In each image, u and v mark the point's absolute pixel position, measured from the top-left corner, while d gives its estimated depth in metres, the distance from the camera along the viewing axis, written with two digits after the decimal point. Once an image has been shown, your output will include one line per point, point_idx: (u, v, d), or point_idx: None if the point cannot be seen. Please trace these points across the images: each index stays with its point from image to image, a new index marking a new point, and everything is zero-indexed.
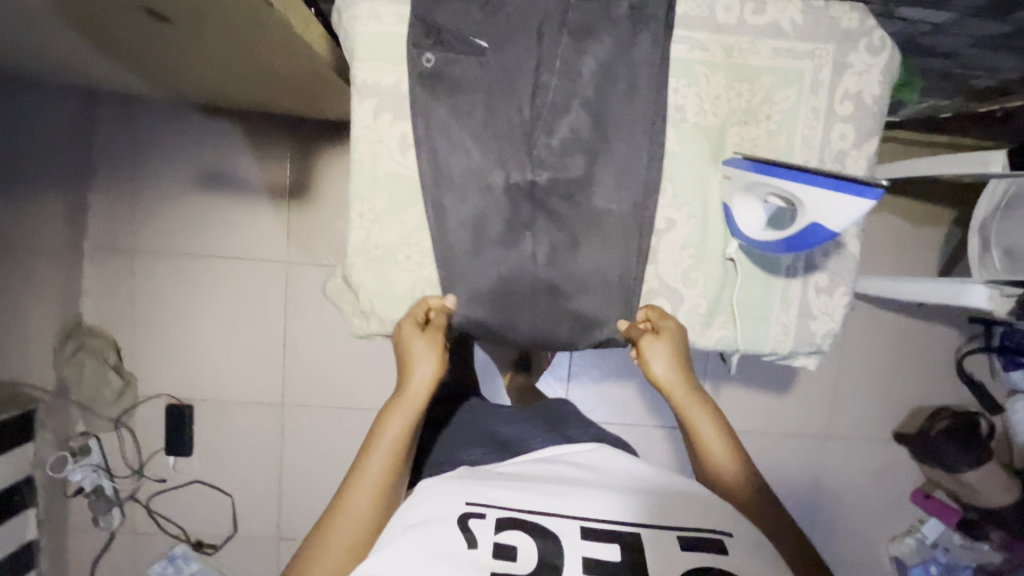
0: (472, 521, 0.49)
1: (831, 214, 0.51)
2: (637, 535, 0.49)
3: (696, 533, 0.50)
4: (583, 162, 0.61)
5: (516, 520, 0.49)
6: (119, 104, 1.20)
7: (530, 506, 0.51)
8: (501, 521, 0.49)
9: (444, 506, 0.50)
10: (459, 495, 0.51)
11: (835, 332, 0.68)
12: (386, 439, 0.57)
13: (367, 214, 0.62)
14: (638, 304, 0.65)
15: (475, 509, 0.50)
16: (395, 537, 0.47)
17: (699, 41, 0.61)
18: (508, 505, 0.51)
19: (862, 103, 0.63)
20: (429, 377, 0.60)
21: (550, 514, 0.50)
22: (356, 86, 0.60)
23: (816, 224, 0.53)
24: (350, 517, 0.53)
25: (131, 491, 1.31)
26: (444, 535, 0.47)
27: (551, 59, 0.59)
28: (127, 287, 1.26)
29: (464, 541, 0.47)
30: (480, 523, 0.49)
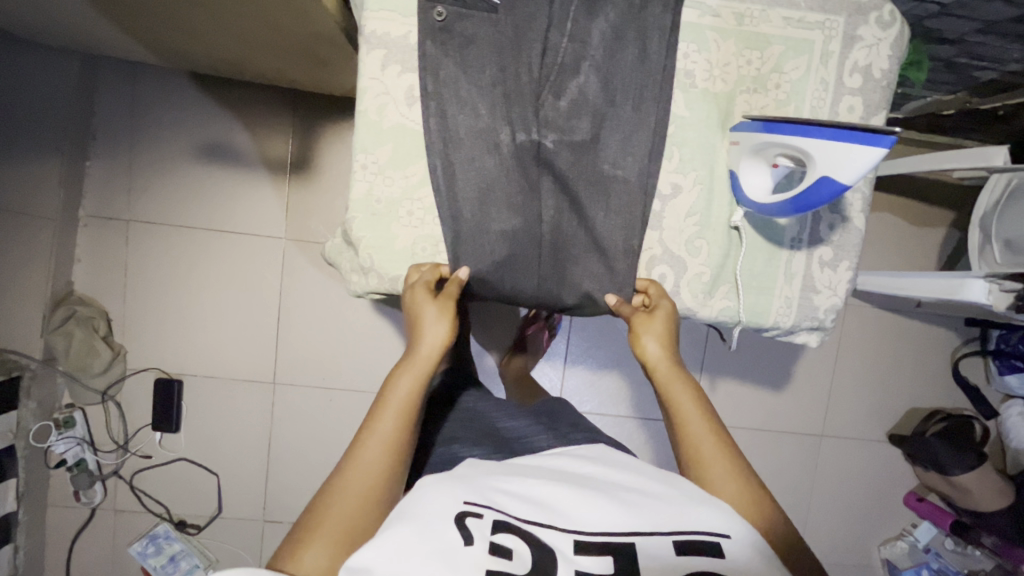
0: (469, 520, 0.45)
1: (840, 165, 0.50)
2: (637, 543, 0.46)
3: (697, 539, 0.47)
4: (590, 125, 0.61)
5: (514, 525, 0.46)
6: (125, 73, 1.22)
7: (529, 513, 0.48)
8: (499, 522, 0.46)
9: (440, 503, 0.47)
10: (458, 494, 0.48)
11: (838, 308, 0.67)
12: (392, 406, 0.54)
13: (371, 167, 0.61)
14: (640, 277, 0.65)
15: (473, 508, 0.47)
16: (388, 530, 0.44)
17: (710, 7, 0.61)
18: (507, 509, 0.47)
19: (871, 76, 0.63)
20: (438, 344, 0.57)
21: (548, 524, 0.47)
22: (364, 37, 0.59)
23: (827, 177, 0.51)
24: (348, 492, 0.49)
25: (114, 467, 1.28)
26: (435, 533, 0.44)
27: (562, 17, 0.59)
28: (120, 257, 1.26)
29: (460, 539, 0.44)
30: (478, 523, 0.45)
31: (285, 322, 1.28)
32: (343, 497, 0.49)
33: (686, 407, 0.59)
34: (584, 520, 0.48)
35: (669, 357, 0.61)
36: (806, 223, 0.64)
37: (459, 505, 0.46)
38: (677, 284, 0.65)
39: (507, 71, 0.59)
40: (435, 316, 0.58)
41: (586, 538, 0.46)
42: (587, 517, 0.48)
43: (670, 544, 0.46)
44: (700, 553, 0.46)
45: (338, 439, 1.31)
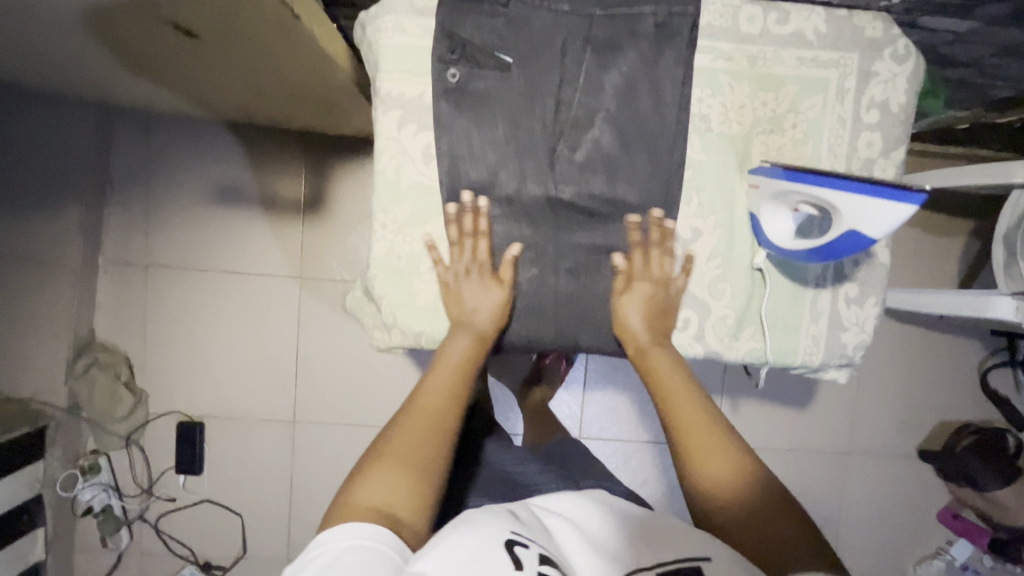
0: (518, 547, 0.46)
1: (869, 222, 0.50)
2: None
3: (681, 567, 0.48)
4: (607, 175, 0.60)
5: (552, 557, 0.47)
6: (140, 122, 1.24)
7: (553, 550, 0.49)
8: (544, 554, 0.47)
9: (486, 531, 0.47)
10: (502, 525, 0.49)
11: (867, 344, 0.66)
12: (446, 368, 0.59)
13: (390, 226, 0.61)
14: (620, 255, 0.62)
15: (519, 538, 0.48)
16: (448, 545, 0.45)
17: (722, 51, 0.61)
18: (542, 544, 0.48)
19: (888, 111, 0.63)
20: (490, 306, 0.60)
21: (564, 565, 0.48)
22: (380, 99, 0.60)
23: (854, 231, 0.51)
24: (409, 432, 0.54)
25: (139, 511, 1.29)
26: (487, 550, 0.45)
27: (575, 69, 0.58)
28: (139, 302, 1.27)
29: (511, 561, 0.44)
30: (525, 551, 0.46)
31: (303, 360, 1.29)
32: (403, 438, 0.54)
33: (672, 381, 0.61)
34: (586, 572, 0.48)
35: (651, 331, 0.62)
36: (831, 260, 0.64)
37: (506, 534, 0.47)
38: (702, 328, 0.64)
39: (522, 127, 0.59)
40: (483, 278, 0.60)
41: None
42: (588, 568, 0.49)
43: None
44: None
45: None
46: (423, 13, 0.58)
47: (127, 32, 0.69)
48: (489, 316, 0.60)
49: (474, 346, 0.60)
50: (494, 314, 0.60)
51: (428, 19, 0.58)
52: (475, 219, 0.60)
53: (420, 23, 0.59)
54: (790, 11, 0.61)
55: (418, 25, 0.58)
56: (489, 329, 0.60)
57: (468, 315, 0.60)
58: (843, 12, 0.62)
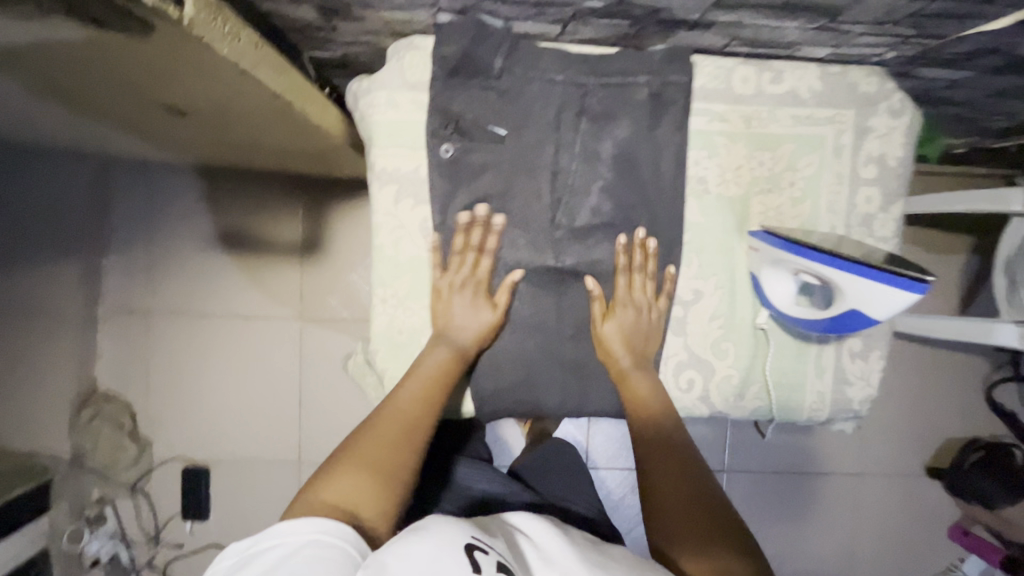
0: (478, 553, 0.42)
1: (872, 304, 0.52)
2: None
3: None
4: (605, 242, 0.60)
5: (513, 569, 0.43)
6: (136, 171, 1.24)
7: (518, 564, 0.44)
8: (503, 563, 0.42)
9: (445, 534, 0.43)
10: (465, 530, 0.45)
11: (872, 397, 0.66)
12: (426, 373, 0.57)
13: (390, 300, 0.61)
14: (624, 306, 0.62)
15: (479, 544, 0.44)
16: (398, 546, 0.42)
17: (717, 113, 0.61)
18: (505, 556, 0.44)
19: (885, 165, 0.62)
20: (474, 319, 0.59)
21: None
22: (376, 174, 0.60)
23: (858, 310, 0.53)
24: (379, 436, 0.52)
25: (147, 559, 1.28)
26: (445, 555, 0.41)
27: (571, 139, 0.58)
28: (141, 349, 1.27)
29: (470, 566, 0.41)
30: (485, 557, 0.42)
31: (306, 402, 1.28)
32: (373, 441, 0.52)
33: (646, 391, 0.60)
34: None
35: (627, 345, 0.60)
36: None
37: (466, 537, 0.44)
38: (706, 388, 0.64)
39: (518, 198, 0.59)
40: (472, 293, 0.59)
41: None
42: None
43: None
44: None
45: None
46: (416, 88, 0.58)
47: (118, 105, 0.69)
48: (473, 330, 0.58)
49: (454, 348, 0.58)
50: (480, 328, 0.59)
51: (421, 94, 0.58)
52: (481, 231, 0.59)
53: (414, 98, 0.59)
54: (784, 70, 0.61)
55: (411, 101, 0.59)
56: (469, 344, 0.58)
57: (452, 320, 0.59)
58: (837, 69, 0.61)
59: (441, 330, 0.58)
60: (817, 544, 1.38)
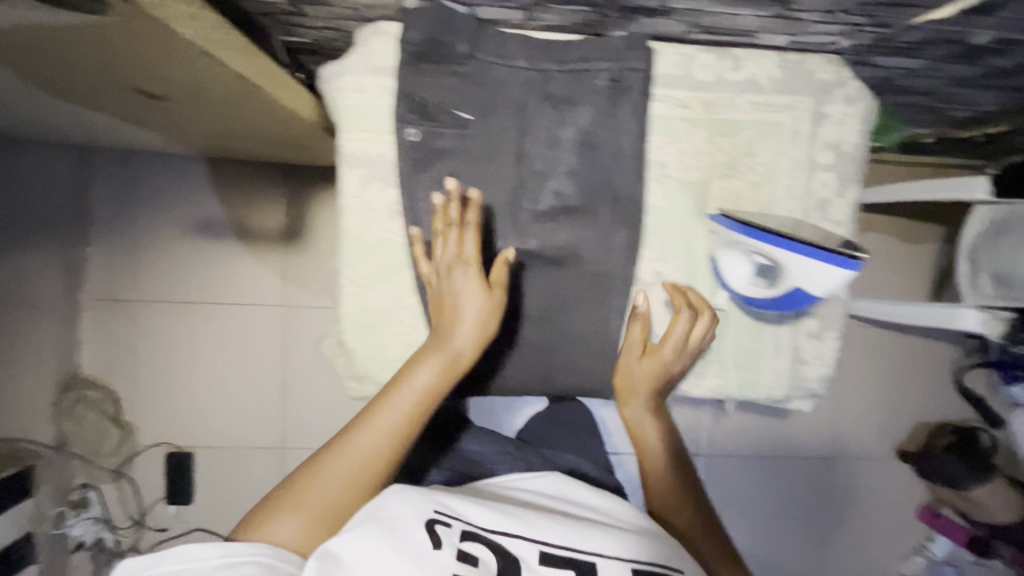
0: (438, 526, 0.51)
1: (814, 282, 0.57)
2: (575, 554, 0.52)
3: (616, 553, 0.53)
4: (568, 225, 0.61)
5: (478, 534, 0.52)
6: (117, 158, 1.24)
7: (495, 523, 0.53)
8: (464, 530, 0.52)
9: (411, 510, 0.52)
10: (426, 503, 0.53)
11: (829, 375, 0.68)
12: (404, 399, 0.58)
13: (359, 282, 0.62)
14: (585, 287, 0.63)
15: (441, 517, 0.52)
16: (363, 528, 0.49)
17: (678, 99, 0.62)
18: (473, 521, 0.53)
19: (841, 151, 0.64)
20: (467, 338, 0.59)
21: (506, 532, 0.53)
22: (344, 157, 0.61)
23: (801, 288, 0.58)
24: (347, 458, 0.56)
25: (132, 542, 1.29)
26: (408, 532, 0.50)
27: (534, 124, 0.59)
28: (123, 336, 1.28)
29: (430, 542, 0.49)
30: (446, 530, 0.51)
31: (289, 388, 1.30)
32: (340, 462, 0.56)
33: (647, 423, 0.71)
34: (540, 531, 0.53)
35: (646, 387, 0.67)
36: None
37: (428, 512, 0.52)
38: None
39: (483, 182, 0.60)
40: (469, 297, 0.58)
41: (552, 551, 0.52)
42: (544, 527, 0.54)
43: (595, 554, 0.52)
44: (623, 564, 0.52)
45: None
46: (383, 73, 0.59)
47: (91, 90, 0.69)
48: (461, 351, 0.59)
49: (438, 377, 0.58)
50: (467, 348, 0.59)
51: (388, 79, 0.59)
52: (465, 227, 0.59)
53: (381, 83, 0.60)
54: (744, 57, 0.62)
55: (378, 85, 0.60)
56: (457, 362, 0.59)
57: (445, 337, 0.59)
58: (795, 57, 0.63)
59: (430, 351, 0.59)
60: (790, 524, 1.42)
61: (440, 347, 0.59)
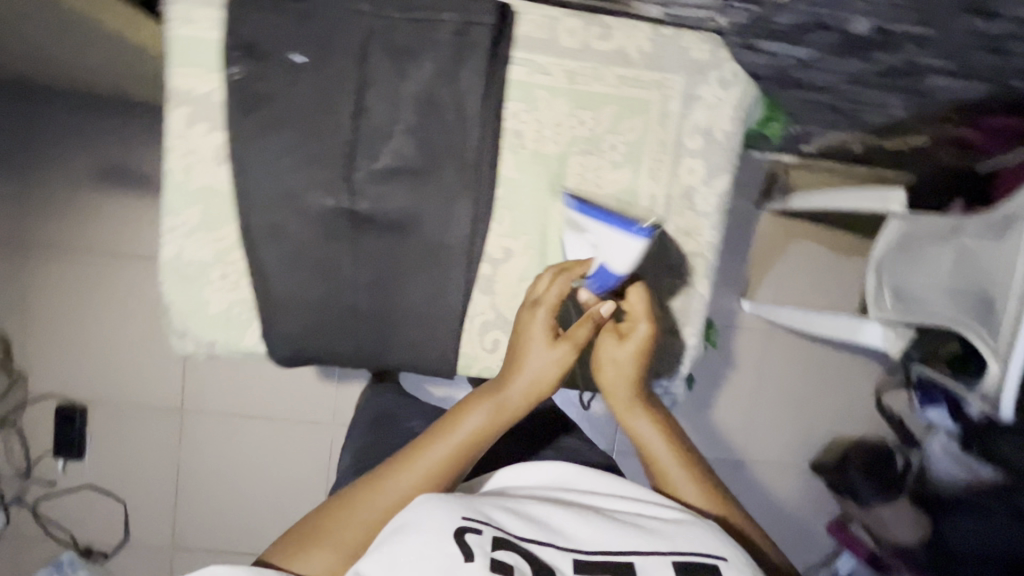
0: (468, 536, 0.40)
1: (614, 255, 0.54)
2: (636, 562, 0.41)
3: (692, 562, 0.42)
4: (409, 188, 0.57)
5: (513, 542, 0.40)
6: (18, 93, 1.17)
7: (528, 529, 0.42)
8: (499, 537, 0.40)
9: (435, 516, 0.41)
10: (454, 507, 0.42)
11: (682, 374, 0.65)
12: (451, 446, 0.50)
13: (178, 230, 0.58)
14: (428, 256, 0.59)
15: (470, 523, 0.41)
16: (392, 543, 0.40)
17: (540, 64, 0.58)
18: (506, 525, 0.42)
19: (712, 137, 0.61)
20: (538, 381, 0.53)
21: (545, 541, 0.41)
22: (168, 93, 0.56)
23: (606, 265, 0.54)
24: (372, 504, 0.47)
25: (16, 494, 1.26)
26: (432, 548, 0.39)
27: (373, 75, 0.55)
28: (17, 281, 1.22)
29: (459, 555, 0.38)
30: (476, 539, 0.40)
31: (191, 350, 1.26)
32: (368, 506, 0.47)
33: (649, 435, 0.57)
34: (583, 534, 0.43)
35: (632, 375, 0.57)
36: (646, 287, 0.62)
37: (456, 520, 0.41)
38: None
39: (316, 133, 0.56)
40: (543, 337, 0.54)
41: (586, 556, 0.41)
42: (583, 532, 0.43)
43: (669, 565, 0.41)
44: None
45: (244, 470, 1.29)
46: (213, 4, 0.55)
47: None
48: (520, 393, 0.53)
49: (490, 423, 0.52)
50: (529, 391, 0.53)
51: (217, 11, 0.55)
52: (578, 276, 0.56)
53: (210, 15, 0.55)
54: (613, 26, 0.58)
55: (207, 17, 0.55)
56: (514, 406, 0.53)
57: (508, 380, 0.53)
58: (670, 32, 0.59)
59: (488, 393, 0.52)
60: None
61: (499, 390, 0.53)
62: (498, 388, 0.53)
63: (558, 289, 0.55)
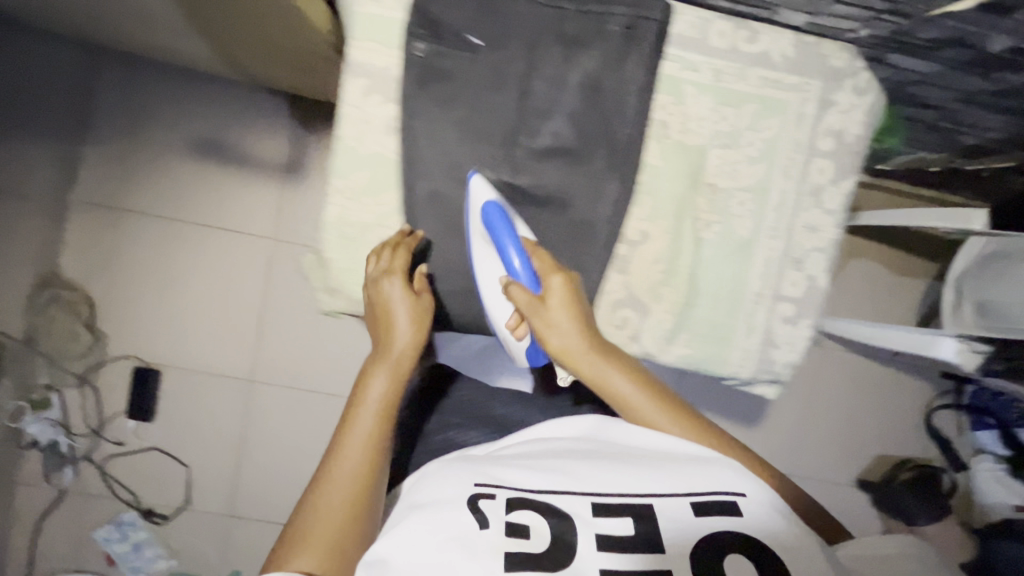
0: (481, 502, 0.43)
1: (479, 198, 0.58)
2: (655, 504, 0.44)
3: (710, 500, 0.44)
4: (562, 169, 0.62)
5: (530, 500, 0.44)
6: (121, 62, 1.21)
7: (542, 482, 0.45)
8: (513, 498, 0.44)
9: (449, 488, 0.45)
10: (466, 477, 0.46)
11: (796, 364, 0.68)
12: (368, 413, 0.53)
13: (345, 192, 0.62)
14: (574, 232, 0.63)
15: (484, 489, 0.44)
16: (405, 518, 0.43)
17: (690, 62, 0.62)
18: (520, 484, 0.45)
19: (843, 140, 0.64)
20: (411, 335, 0.57)
21: (560, 489, 0.44)
22: (348, 64, 0.60)
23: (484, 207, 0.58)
24: (324, 503, 0.47)
25: (87, 451, 1.28)
26: (446, 516, 0.42)
27: (542, 59, 0.59)
28: (105, 245, 1.24)
29: (474, 522, 0.42)
30: (490, 504, 0.43)
31: (267, 322, 1.29)
32: (323, 504, 0.47)
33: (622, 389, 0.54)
34: (595, 480, 0.45)
35: (582, 342, 0.55)
36: (771, 278, 0.66)
37: (470, 487, 0.44)
38: (639, 329, 0.66)
39: (485, 110, 0.60)
40: (402, 299, 0.58)
41: (603, 501, 0.44)
42: (593, 481, 0.45)
43: (687, 506, 0.44)
44: (718, 514, 0.43)
45: (306, 445, 1.31)
46: None
47: None
48: (405, 351, 0.56)
49: (391, 383, 0.55)
50: (412, 343, 0.57)
51: None
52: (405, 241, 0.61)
53: None
54: (760, 31, 0.62)
55: None
56: (407, 359, 0.57)
57: (389, 341, 0.57)
58: (812, 39, 0.63)
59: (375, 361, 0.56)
60: None
61: (387, 358, 0.56)
62: (384, 356, 0.57)
63: (401, 258, 0.59)
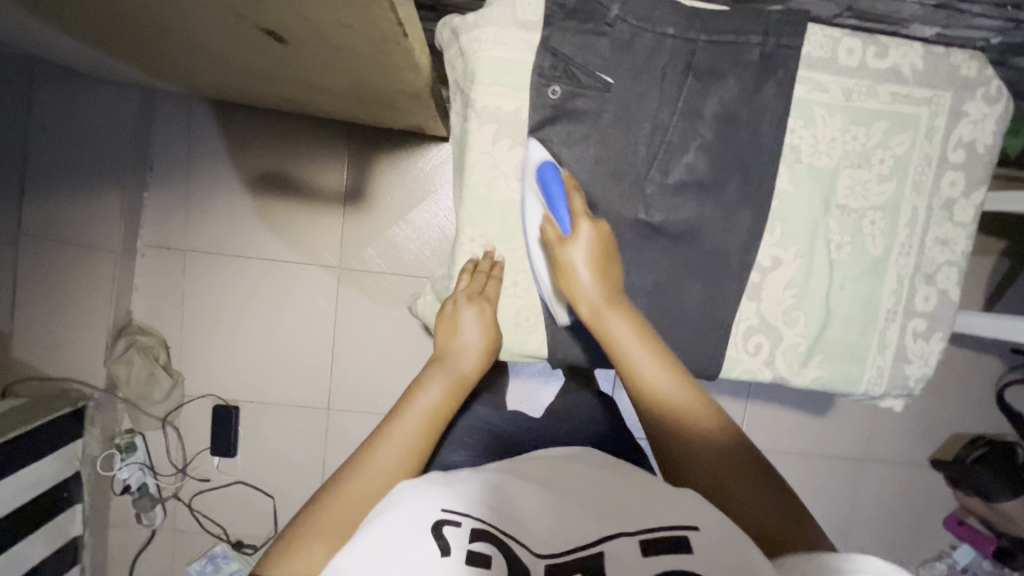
0: (446, 528, 0.42)
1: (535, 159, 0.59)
2: (605, 550, 0.41)
3: (665, 534, 0.42)
4: (696, 202, 0.61)
5: (492, 534, 0.42)
6: (182, 103, 1.21)
7: (503, 523, 0.44)
8: (477, 529, 0.42)
9: (414, 511, 0.43)
10: (436, 501, 0.44)
11: (927, 376, 0.68)
12: (417, 415, 0.53)
13: (479, 239, 0.64)
14: (709, 262, 0.63)
15: (450, 516, 0.43)
16: (371, 530, 0.42)
17: (820, 82, 0.61)
18: (485, 516, 0.44)
19: (974, 151, 0.63)
20: (473, 347, 0.60)
21: (513, 535, 0.43)
22: (475, 111, 0.60)
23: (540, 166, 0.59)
24: (359, 487, 0.48)
25: (174, 490, 1.28)
26: (411, 543, 0.40)
27: (674, 94, 0.59)
28: (177, 285, 1.25)
29: (437, 549, 0.40)
30: (455, 532, 0.42)
31: (340, 350, 1.27)
32: (355, 484, 0.48)
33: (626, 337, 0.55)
34: (553, 530, 0.44)
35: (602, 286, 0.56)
36: (902, 294, 0.66)
37: (435, 512, 0.43)
38: (772, 353, 0.66)
39: (618, 150, 0.60)
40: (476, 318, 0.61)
41: (559, 559, 0.42)
42: (557, 527, 0.44)
43: (635, 543, 0.42)
44: (670, 550, 0.40)
45: None
46: (526, 29, 0.58)
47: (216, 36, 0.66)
48: (466, 366, 0.59)
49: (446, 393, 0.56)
50: (472, 358, 0.60)
51: (530, 35, 0.58)
52: (489, 279, 0.63)
53: (522, 38, 0.58)
54: (889, 45, 0.61)
55: (519, 40, 0.58)
56: (466, 374, 0.59)
57: (452, 358, 0.60)
58: (941, 50, 0.61)
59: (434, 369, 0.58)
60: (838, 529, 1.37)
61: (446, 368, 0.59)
62: (446, 366, 0.59)
63: (478, 282, 0.63)
